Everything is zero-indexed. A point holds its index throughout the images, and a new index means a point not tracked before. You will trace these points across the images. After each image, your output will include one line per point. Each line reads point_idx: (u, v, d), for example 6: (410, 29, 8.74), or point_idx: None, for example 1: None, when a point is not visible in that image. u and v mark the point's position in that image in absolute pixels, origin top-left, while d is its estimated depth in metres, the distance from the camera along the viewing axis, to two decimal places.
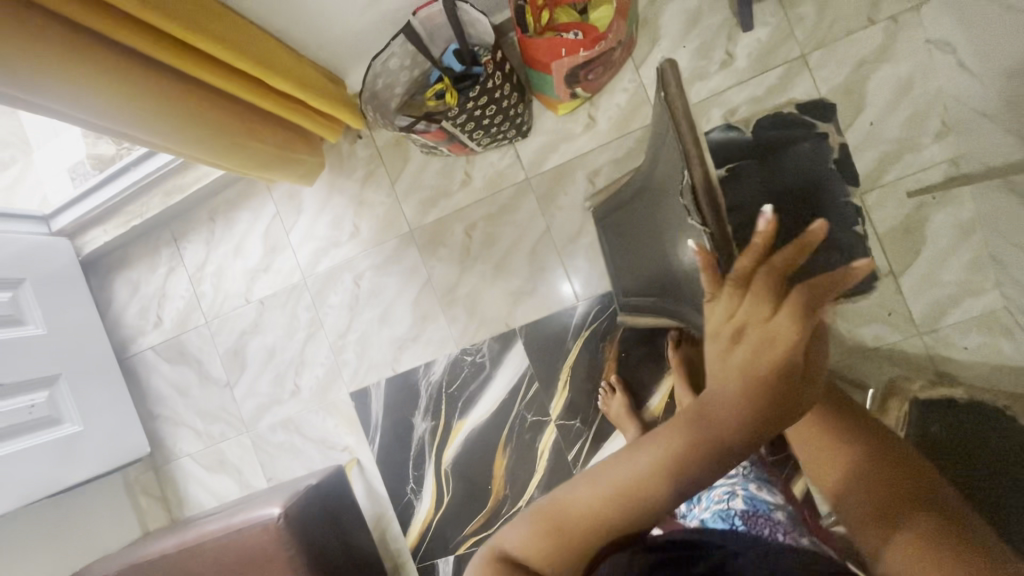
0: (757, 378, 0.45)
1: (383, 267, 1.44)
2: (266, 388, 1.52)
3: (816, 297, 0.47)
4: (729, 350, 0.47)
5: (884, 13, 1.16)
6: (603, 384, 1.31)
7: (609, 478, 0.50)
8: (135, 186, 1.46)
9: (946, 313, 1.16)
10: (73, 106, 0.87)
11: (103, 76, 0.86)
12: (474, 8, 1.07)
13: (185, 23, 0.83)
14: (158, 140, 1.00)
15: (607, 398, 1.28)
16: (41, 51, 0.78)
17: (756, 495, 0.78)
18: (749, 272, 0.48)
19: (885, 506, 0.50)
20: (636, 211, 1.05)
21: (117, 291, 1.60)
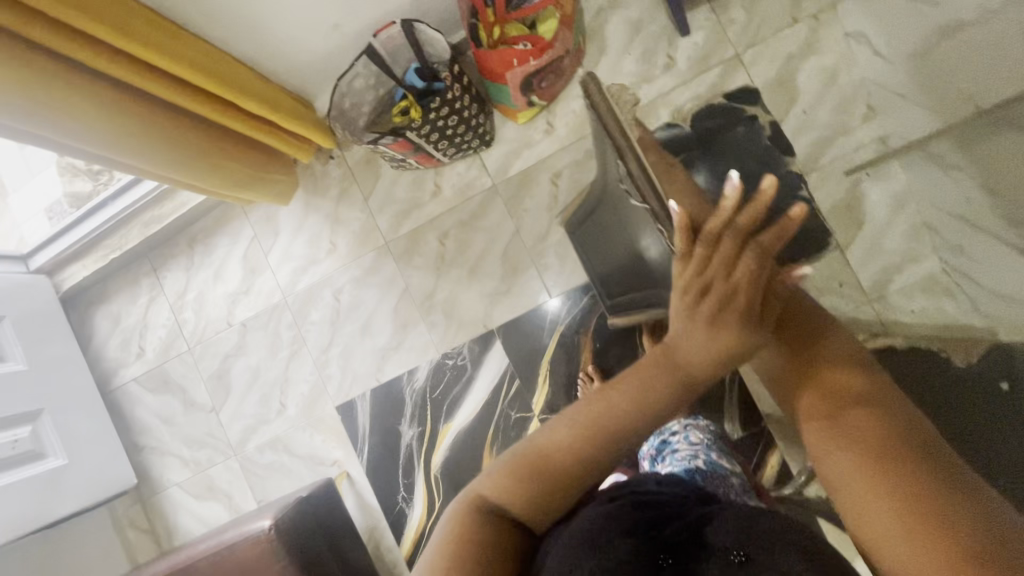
0: (722, 337, 0.55)
1: (362, 280, 1.48)
2: (252, 410, 1.53)
3: (765, 251, 0.57)
4: (696, 307, 0.56)
5: (805, 12, 1.28)
6: (582, 374, 1.35)
7: (583, 418, 0.57)
8: (114, 219, 1.50)
9: (891, 280, 1.25)
10: (59, 133, 0.92)
11: (85, 105, 0.92)
12: (431, 28, 1.15)
13: (164, 52, 0.90)
14: (138, 162, 1.05)
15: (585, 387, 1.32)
16: (30, 82, 0.84)
17: (716, 462, 0.84)
18: (697, 239, 0.57)
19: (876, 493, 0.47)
20: (606, 218, 1.12)
21: (98, 325, 1.62)
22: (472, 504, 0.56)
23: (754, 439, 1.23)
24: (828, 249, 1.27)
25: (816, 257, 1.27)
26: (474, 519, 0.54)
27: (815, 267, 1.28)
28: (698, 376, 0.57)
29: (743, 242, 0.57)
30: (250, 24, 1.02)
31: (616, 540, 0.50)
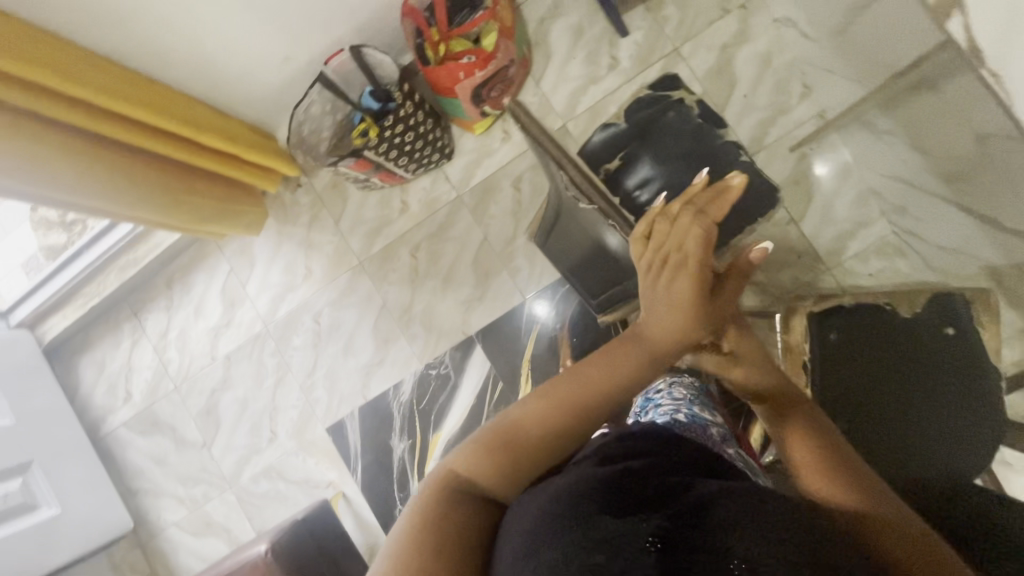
0: (681, 294, 0.62)
1: (339, 301, 1.51)
2: (244, 441, 1.54)
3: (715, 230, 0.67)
4: (660, 277, 0.64)
5: (734, 3, 1.35)
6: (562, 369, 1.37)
7: (558, 394, 0.57)
8: (90, 267, 1.52)
9: (846, 246, 1.30)
10: (26, 184, 0.95)
11: (53, 155, 0.95)
12: (378, 52, 1.21)
13: (123, 97, 0.94)
14: (109, 206, 1.09)
15: None
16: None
17: (698, 414, 0.90)
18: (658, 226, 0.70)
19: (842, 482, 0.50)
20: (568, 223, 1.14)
21: (83, 374, 1.63)
22: (447, 484, 0.53)
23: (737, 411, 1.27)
24: (782, 224, 1.33)
25: (772, 232, 1.33)
26: (444, 497, 0.52)
27: (772, 242, 1.33)
28: (667, 346, 0.61)
29: (695, 219, 0.68)
30: (202, 62, 1.07)
31: (595, 520, 0.41)
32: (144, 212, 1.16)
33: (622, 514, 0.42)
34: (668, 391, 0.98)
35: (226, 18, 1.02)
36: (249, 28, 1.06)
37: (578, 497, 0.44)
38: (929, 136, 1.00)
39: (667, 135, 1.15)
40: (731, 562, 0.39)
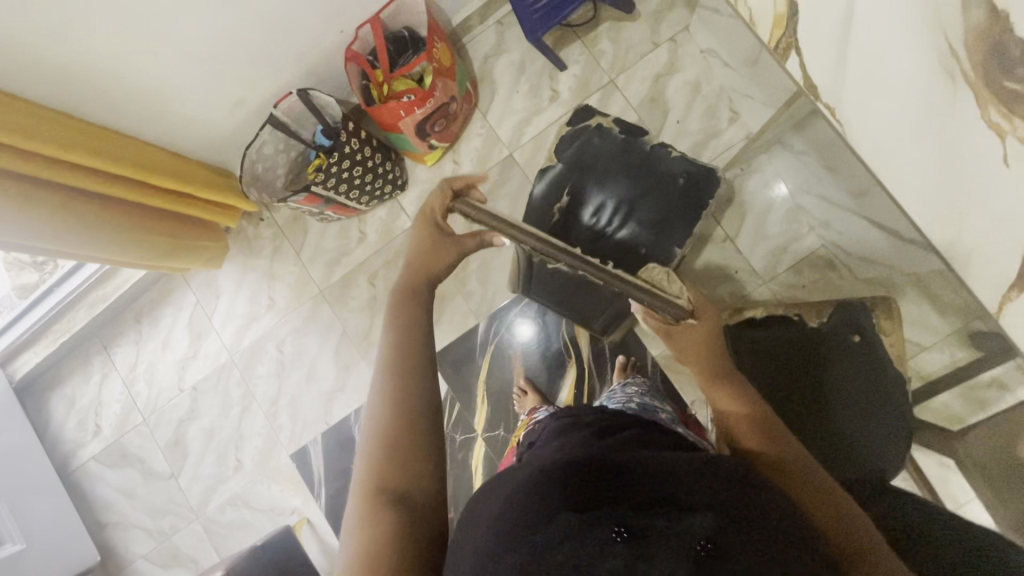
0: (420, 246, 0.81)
1: (302, 329, 1.56)
2: (210, 470, 1.57)
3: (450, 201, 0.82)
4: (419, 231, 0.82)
5: (663, 36, 1.44)
6: (516, 388, 1.42)
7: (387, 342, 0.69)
8: (62, 304, 1.58)
9: (779, 260, 1.36)
10: None
11: (13, 203, 1.01)
12: (325, 94, 1.28)
13: (76, 147, 1.01)
14: (68, 247, 1.14)
15: (521, 401, 1.39)
16: None
17: (649, 401, 0.96)
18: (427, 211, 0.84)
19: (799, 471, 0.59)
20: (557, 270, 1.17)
21: (54, 409, 1.66)
22: (379, 510, 0.55)
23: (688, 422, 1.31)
24: (719, 241, 1.39)
25: (709, 248, 1.39)
26: (386, 521, 0.54)
27: (710, 258, 1.39)
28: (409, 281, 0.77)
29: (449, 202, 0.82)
30: (154, 110, 1.14)
31: (558, 515, 0.42)
32: (104, 250, 1.21)
33: (584, 507, 0.42)
34: (622, 389, 1.06)
35: (174, 69, 1.09)
36: (199, 77, 1.14)
37: (540, 492, 0.44)
38: (834, 155, 1.08)
39: (599, 160, 1.17)
40: (696, 542, 0.38)
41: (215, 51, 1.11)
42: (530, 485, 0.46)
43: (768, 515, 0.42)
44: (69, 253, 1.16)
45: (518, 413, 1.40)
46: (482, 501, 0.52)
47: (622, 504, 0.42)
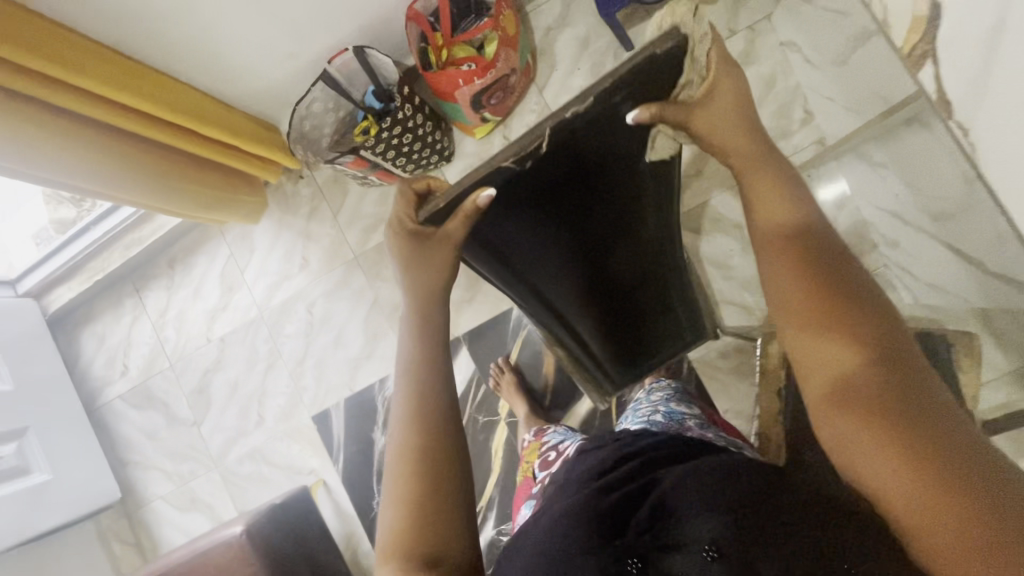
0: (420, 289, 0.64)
1: (332, 294, 1.54)
2: (232, 422, 1.59)
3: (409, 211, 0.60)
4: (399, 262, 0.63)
5: (742, 23, 1.34)
6: (495, 364, 1.43)
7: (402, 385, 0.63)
8: (98, 243, 1.58)
9: None
10: (34, 166, 0.99)
11: (60, 140, 0.99)
12: (383, 54, 1.23)
13: (122, 87, 0.98)
14: (113, 190, 1.13)
15: (499, 378, 1.41)
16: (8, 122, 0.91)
17: (674, 410, 0.90)
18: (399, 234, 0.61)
19: (897, 436, 0.38)
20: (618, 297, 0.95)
21: (84, 345, 1.68)
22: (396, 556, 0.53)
23: None
24: None
25: None
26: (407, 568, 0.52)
27: None
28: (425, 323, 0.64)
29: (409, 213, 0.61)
30: (206, 55, 1.10)
31: (574, 557, 0.43)
32: (148, 197, 1.19)
33: (594, 542, 0.44)
34: (646, 397, 1.00)
35: (231, 14, 1.04)
36: (255, 25, 1.09)
37: (559, 526, 0.46)
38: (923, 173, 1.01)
39: None
40: (704, 551, 0.40)
41: None
42: (550, 521, 0.48)
43: (777, 504, 0.40)
44: (113, 195, 1.14)
45: (495, 392, 1.42)
46: (527, 525, 0.53)
47: (627, 530, 0.44)
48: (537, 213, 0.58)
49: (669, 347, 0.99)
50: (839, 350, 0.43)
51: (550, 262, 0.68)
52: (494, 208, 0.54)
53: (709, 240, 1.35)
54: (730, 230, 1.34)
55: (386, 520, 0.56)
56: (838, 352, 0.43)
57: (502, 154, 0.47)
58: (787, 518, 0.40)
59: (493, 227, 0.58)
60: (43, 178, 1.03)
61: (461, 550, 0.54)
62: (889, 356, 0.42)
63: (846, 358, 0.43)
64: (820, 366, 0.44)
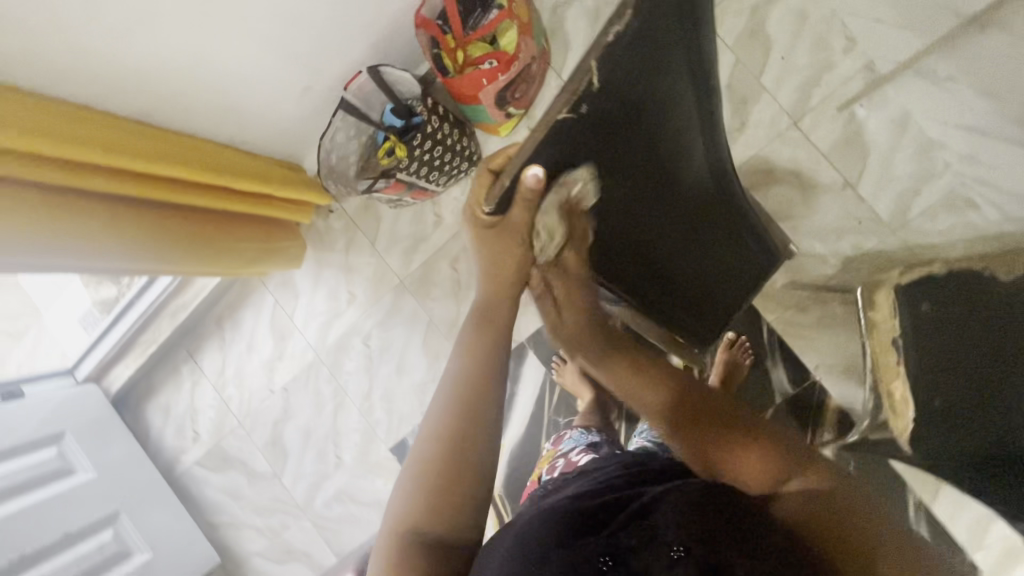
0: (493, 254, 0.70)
1: (386, 322, 1.51)
2: (311, 467, 1.58)
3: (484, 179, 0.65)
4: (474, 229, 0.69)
5: None
6: (556, 356, 1.40)
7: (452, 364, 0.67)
8: (145, 316, 1.57)
9: (912, 204, 1.21)
10: (79, 256, 0.95)
11: (99, 225, 0.95)
12: (398, 69, 1.19)
13: (147, 156, 0.92)
14: (155, 264, 1.09)
15: (561, 369, 1.37)
16: (47, 219, 0.87)
17: None
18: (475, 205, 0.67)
19: (806, 490, 0.53)
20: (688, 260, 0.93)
21: (150, 418, 1.68)
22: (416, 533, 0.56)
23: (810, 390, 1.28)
24: (838, 189, 1.25)
25: (827, 198, 1.25)
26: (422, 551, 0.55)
27: (828, 210, 1.25)
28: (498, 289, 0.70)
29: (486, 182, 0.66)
30: (226, 105, 1.06)
31: (551, 552, 0.48)
32: (189, 263, 1.15)
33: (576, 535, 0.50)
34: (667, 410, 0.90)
35: (242, 59, 1.00)
36: (266, 66, 1.04)
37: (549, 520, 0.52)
38: None
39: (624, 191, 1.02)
40: (670, 548, 0.46)
41: (286, 32, 1.01)
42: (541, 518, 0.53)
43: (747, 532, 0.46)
44: (157, 269, 1.10)
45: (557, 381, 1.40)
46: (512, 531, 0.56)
47: (603, 530, 0.50)
48: (598, 155, 0.63)
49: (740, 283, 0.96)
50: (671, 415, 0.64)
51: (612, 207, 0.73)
52: (550, 158, 0.59)
53: (767, 194, 1.28)
54: (787, 179, 1.27)
55: (401, 488, 0.59)
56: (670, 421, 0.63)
57: (555, 108, 0.53)
58: (738, 529, 0.46)
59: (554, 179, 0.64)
60: (88, 266, 0.99)
61: (465, 536, 0.57)
62: (792, 442, 0.58)
63: (677, 409, 0.64)
64: (743, 440, 0.58)
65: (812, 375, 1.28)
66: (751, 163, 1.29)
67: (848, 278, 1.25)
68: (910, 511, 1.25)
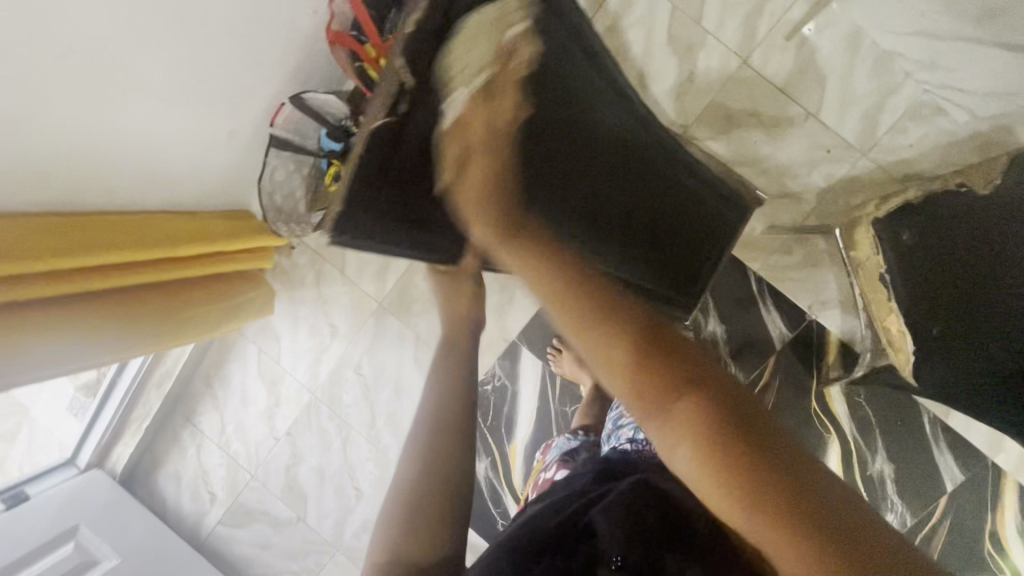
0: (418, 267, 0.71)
1: (373, 348, 1.48)
2: (333, 503, 1.57)
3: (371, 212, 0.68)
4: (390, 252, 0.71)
5: None
6: (551, 346, 1.38)
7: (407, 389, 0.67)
8: (131, 390, 1.54)
9: (878, 122, 1.16)
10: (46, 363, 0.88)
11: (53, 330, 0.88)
12: (320, 91, 1.12)
13: (82, 249, 0.86)
14: (122, 351, 1.03)
15: (558, 359, 1.35)
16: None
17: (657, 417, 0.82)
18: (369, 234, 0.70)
19: (774, 506, 0.38)
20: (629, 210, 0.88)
21: (164, 488, 1.66)
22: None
23: (809, 331, 1.26)
24: (801, 121, 1.20)
25: (791, 133, 1.21)
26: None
27: (795, 145, 1.21)
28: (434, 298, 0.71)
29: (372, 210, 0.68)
30: (151, 171, 1.00)
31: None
32: (155, 340, 1.10)
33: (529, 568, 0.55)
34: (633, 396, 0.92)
35: (153, 120, 0.93)
36: (181, 121, 0.98)
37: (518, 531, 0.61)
38: None
39: None
40: (612, 562, 0.51)
41: (199, 83, 0.95)
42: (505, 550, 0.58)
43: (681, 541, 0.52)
44: (126, 354, 1.04)
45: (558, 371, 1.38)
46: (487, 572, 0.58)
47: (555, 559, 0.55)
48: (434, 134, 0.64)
49: (712, 242, 0.94)
50: (619, 361, 0.44)
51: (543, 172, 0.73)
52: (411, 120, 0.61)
53: (728, 142, 1.24)
54: (746, 121, 1.22)
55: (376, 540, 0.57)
56: (618, 366, 0.44)
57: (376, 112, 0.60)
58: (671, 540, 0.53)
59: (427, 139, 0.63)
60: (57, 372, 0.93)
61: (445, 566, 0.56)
62: (754, 418, 0.41)
63: (638, 360, 0.44)
64: (685, 425, 0.42)
65: (808, 315, 1.26)
66: (707, 112, 1.23)
67: (826, 210, 1.21)
68: (927, 428, 1.25)
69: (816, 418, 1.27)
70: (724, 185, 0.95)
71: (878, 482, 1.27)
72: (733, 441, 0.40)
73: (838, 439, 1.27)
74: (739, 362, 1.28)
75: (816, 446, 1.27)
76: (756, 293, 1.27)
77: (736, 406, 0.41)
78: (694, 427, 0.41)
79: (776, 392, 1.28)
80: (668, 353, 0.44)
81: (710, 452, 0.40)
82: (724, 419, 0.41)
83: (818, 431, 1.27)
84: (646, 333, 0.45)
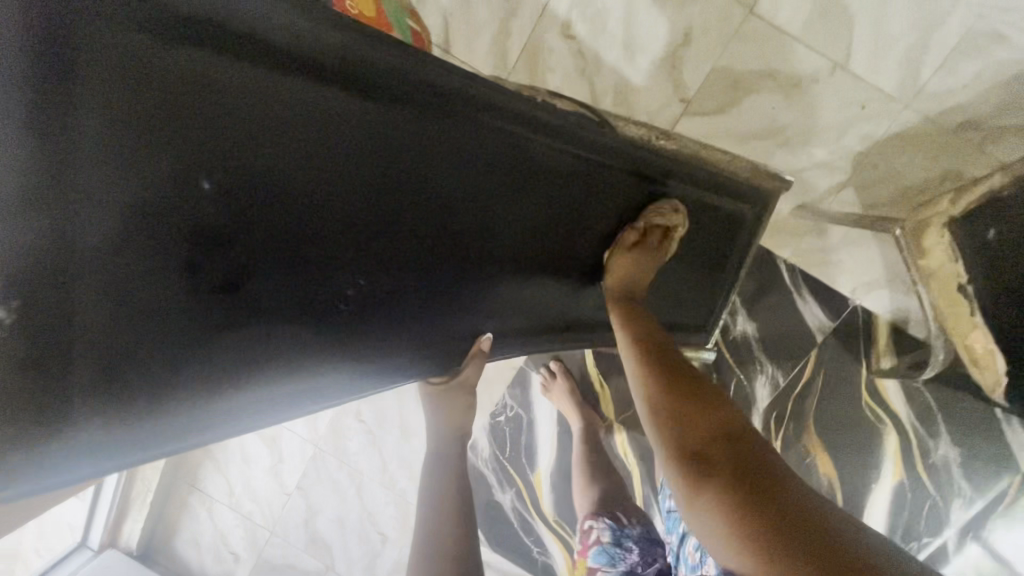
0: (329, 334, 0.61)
1: (372, 391, 1.38)
2: (359, 551, 1.48)
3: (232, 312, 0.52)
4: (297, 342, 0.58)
5: None
6: (544, 368, 1.26)
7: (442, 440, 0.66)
8: (126, 470, 1.46)
9: (922, 64, 0.94)
10: None
11: None
12: None
13: None
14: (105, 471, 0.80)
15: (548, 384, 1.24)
16: None
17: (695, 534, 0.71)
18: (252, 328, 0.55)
19: (765, 536, 0.42)
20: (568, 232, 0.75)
21: (185, 555, 1.59)
22: None
23: (850, 317, 1.11)
24: (824, 77, 0.99)
25: (813, 93, 1.00)
26: None
27: (819, 107, 1.01)
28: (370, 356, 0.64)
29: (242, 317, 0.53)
30: None
31: None
32: None
33: None
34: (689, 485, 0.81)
35: None
36: None
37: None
38: None
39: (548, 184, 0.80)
40: None
41: None
42: None
43: None
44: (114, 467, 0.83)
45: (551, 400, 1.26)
46: None
47: None
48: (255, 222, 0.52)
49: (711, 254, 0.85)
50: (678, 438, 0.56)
51: (368, 252, 0.59)
52: (95, 287, 0.45)
53: (740, 114, 1.04)
54: (760, 86, 1.02)
55: None
56: (670, 434, 0.56)
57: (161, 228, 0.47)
58: None
59: (179, 287, 0.49)
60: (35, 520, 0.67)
61: None
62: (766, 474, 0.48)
63: (682, 420, 0.57)
64: (703, 473, 0.50)
65: (850, 300, 1.11)
66: (710, 83, 1.04)
67: (865, 179, 1.02)
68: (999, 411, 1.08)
69: (868, 410, 1.14)
70: (728, 185, 0.80)
71: (944, 471, 1.12)
72: (740, 487, 0.46)
73: (893, 430, 1.14)
74: (775, 360, 1.15)
75: (870, 439, 1.15)
76: (789, 284, 1.13)
77: (749, 461, 0.50)
78: (710, 477, 0.49)
79: (821, 387, 1.15)
80: (706, 427, 0.55)
81: (722, 491, 0.47)
82: (729, 469, 0.49)
83: (870, 423, 1.14)
84: (717, 406, 0.58)
